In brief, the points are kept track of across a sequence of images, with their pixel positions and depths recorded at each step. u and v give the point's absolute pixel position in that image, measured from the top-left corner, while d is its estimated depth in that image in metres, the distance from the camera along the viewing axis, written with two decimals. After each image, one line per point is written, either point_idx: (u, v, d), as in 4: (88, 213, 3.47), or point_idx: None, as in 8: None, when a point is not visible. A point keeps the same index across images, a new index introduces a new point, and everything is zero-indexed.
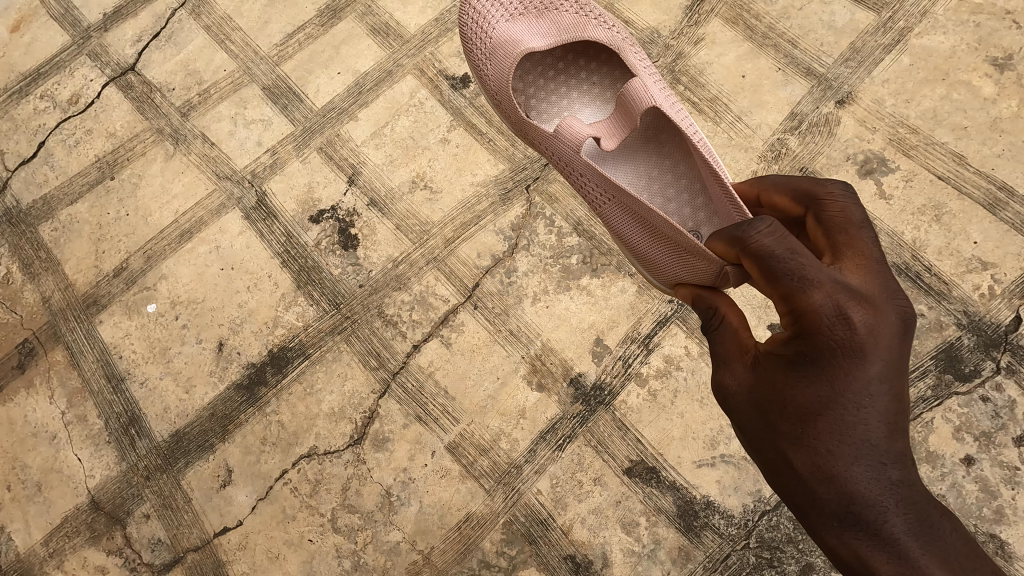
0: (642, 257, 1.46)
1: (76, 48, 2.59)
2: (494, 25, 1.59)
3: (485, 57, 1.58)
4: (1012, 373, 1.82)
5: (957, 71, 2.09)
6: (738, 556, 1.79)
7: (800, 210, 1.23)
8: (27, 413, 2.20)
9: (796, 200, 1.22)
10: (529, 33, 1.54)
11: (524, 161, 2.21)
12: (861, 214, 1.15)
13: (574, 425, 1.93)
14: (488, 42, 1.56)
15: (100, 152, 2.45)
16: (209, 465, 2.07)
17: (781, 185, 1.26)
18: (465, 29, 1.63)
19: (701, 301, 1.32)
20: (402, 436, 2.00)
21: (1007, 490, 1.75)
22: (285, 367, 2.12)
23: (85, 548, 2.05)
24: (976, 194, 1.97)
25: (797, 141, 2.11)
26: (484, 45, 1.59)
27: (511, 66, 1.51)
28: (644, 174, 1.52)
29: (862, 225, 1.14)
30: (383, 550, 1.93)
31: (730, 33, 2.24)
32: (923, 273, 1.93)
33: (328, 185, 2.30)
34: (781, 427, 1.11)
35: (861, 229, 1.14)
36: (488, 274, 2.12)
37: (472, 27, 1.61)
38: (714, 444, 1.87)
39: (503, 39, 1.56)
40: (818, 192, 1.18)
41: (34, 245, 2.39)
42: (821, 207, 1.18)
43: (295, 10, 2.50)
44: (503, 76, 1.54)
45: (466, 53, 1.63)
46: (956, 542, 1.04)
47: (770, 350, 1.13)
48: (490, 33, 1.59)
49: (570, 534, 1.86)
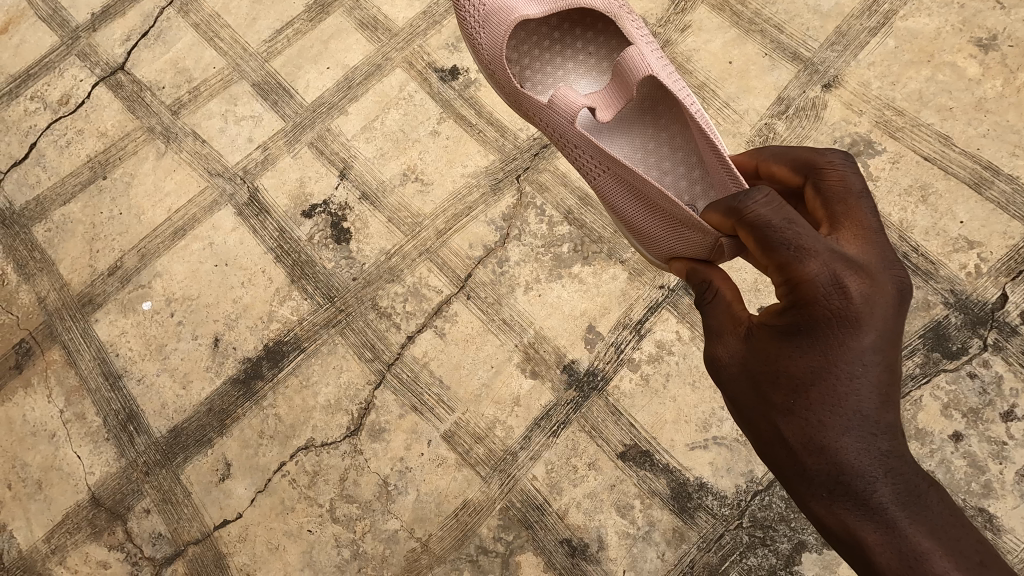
0: (638, 233, 1.46)
1: (65, 49, 2.59)
2: None
3: (479, 25, 1.56)
4: (999, 350, 1.85)
5: (942, 53, 2.10)
6: (732, 536, 1.81)
7: (798, 180, 1.23)
8: (26, 412, 2.22)
9: (795, 170, 1.22)
10: (524, 1, 1.51)
11: (514, 151, 2.23)
12: (861, 184, 1.16)
13: (568, 411, 1.95)
14: (481, 9, 1.53)
15: (91, 152, 2.46)
16: (208, 459, 2.08)
17: (780, 155, 1.26)
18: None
19: (697, 276, 1.33)
20: (399, 425, 2.02)
21: (995, 464, 1.77)
22: (281, 360, 2.14)
23: (87, 544, 2.07)
24: (962, 174, 1.99)
25: (784, 126, 2.12)
26: (477, 13, 1.56)
27: (505, 37, 1.50)
28: (640, 146, 1.53)
29: (861, 195, 1.15)
30: (382, 539, 1.95)
31: (716, 19, 2.25)
32: (910, 253, 1.95)
33: (319, 179, 2.31)
34: (773, 400, 1.12)
35: (859, 199, 1.14)
36: (480, 264, 2.13)
37: None
38: (706, 427, 1.89)
39: (495, 7, 1.52)
40: (818, 162, 1.18)
41: (28, 246, 2.40)
42: (819, 177, 1.18)
43: (283, 6, 2.50)
44: (497, 45, 1.53)
45: (460, 22, 1.60)
46: (941, 512, 1.06)
47: (764, 322, 1.14)
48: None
49: (566, 519, 1.88)
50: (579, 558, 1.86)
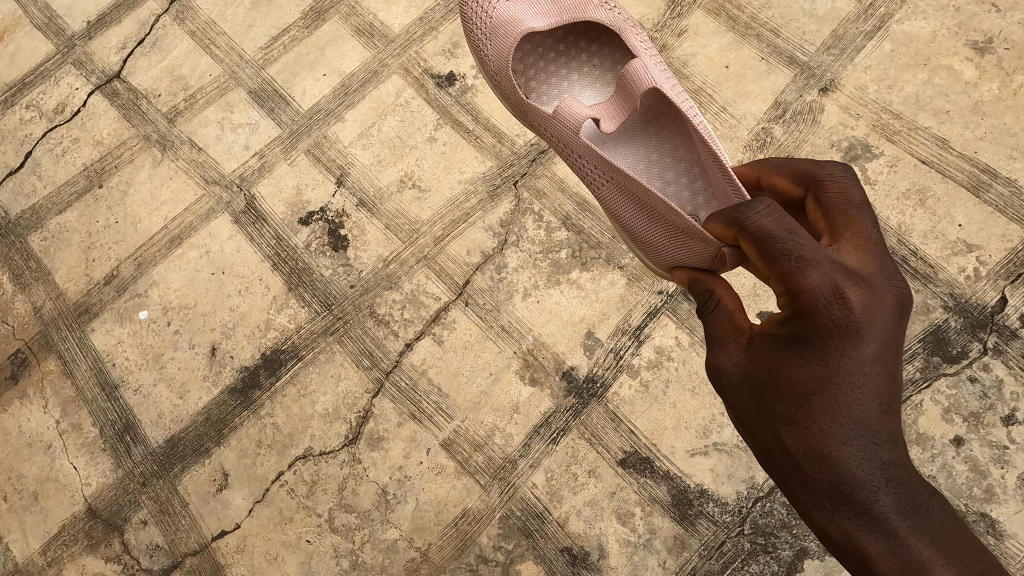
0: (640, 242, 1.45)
1: (61, 57, 2.58)
2: (494, 5, 1.55)
3: (485, 37, 1.56)
4: (999, 354, 1.84)
5: (938, 56, 2.10)
6: (733, 543, 1.80)
7: (799, 192, 1.23)
8: (22, 423, 2.20)
9: (796, 182, 1.22)
10: (530, 13, 1.51)
11: (512, 157, 2.23)
12: (861, 195, 1.16)
13: (568, 418, 1.94)
14: (488, 22, 1.53)
15: (87, 161, 2.45)
16: (206, 469, 2.07)
17: (781, 167, 1.26)
18: (465, 9, 1.59)
19: (698, 284, 1.32)
20: (397, 434, 2.01)
21: (996, 469, 1.77)
22: (278, 369, 2.13)
23: (84, 556, 2.05)
24: (960, 177, 1.98)
25: (781, 130, 2.12)
26: (484, 26, 1.56)
27: (511, 49, 1.49)
28: (643, 157, 1.53)
29: (861, 206, 1.14)
30: (381, 548, 1.93)
31: (713, 24, 2.25)
32: (909, 257, 1.94)
33: (316, 186, 2.30)
34: (774, 408, 1.12)
35: (860, 210, 1.14)
36: (478, 270, 2.13)
37: (473, 6, 1.58)
38: (706, 433, 1.88)
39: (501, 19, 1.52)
40: (819, 174, 1.18)
41: (24, 255, 2.38)
42: (821, 189, 1.17)
43: (279, 13, 2.50)
44: (503, 58, 1.52)
45: (466, 33, 1.60)
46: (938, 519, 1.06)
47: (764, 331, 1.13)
48: (490, 12, 1.55)
49: (566, 527, 1.87)
50: (580, 567, 1.84)
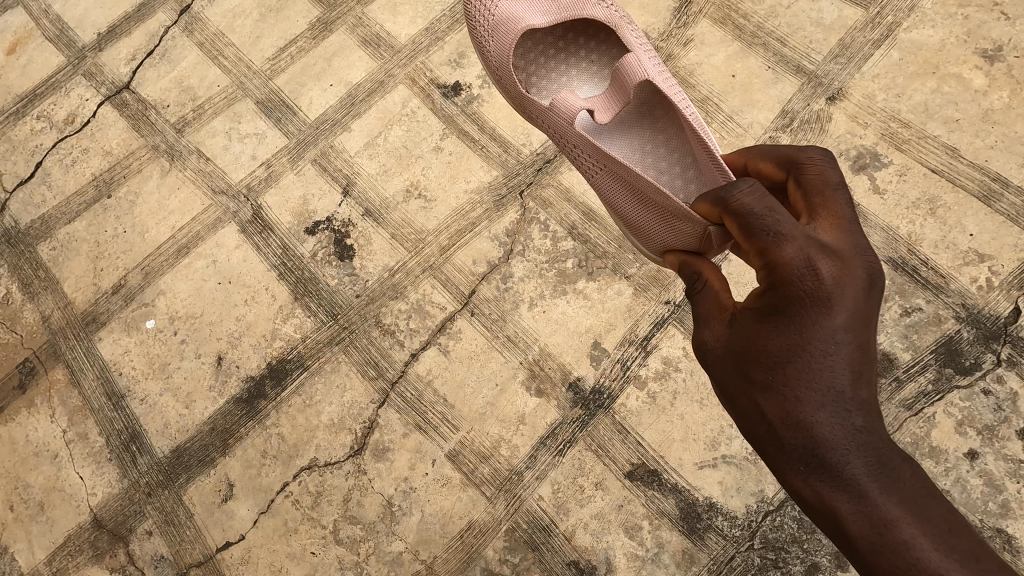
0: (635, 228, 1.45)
1: (72, 68, 2.61)
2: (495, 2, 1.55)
3: (486, 33, 1.56)
4: (1013, 365, 1.81)
5: (947, 64, 2.09)
6: (743, 558, 1.77)
7: (782, 176, 1.22)
8: (29, 432, 2.20)
9: (778, 166, 1.22)
10: (530, 11, 1.51)
11: (518, 167, 2.23)
12: (839, 176, 1.15)
13: (574, 429, 1.93)
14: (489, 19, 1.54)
15: (97, 171, 2.47)
16: (211, 480, 2.06)
17: (765, 151, 1.25)
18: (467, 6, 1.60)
19: (687, 269, 1.32)
20: (402, 444, 2.00)
21: (1012, 483, 1.73)
22: (284, 379, 2.13)
23: (89, 566, 2.04)
24: (970, 186, 1.97)
25: (789, 139, 2.11)
26: (485, 22, 1.56)
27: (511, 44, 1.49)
28: (638, 148, 1.52)
29: (839, 187, 1.13)
30: (386, 561, 1.91)
31: (719, 33, 2.25)
32: (920, 267, 1.92)
33: (323, 196, 2.31)
34: (752, 378, 1.10)
35: (837, 190, 1.13)
36: (484, 280, 2.12)
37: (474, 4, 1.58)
38: (715, 445, 1.86)
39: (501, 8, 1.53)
40: (800, 157, 1.18)
41: (34, 264, 2.40)
42: (800, 171, 1.17)
43: (287, 24, 2.52)
44: (503, 53, 1.52)
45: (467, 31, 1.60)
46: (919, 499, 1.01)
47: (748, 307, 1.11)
48: (492, 9, 1.55)
49: (573, 540, 1.84)
50: None
